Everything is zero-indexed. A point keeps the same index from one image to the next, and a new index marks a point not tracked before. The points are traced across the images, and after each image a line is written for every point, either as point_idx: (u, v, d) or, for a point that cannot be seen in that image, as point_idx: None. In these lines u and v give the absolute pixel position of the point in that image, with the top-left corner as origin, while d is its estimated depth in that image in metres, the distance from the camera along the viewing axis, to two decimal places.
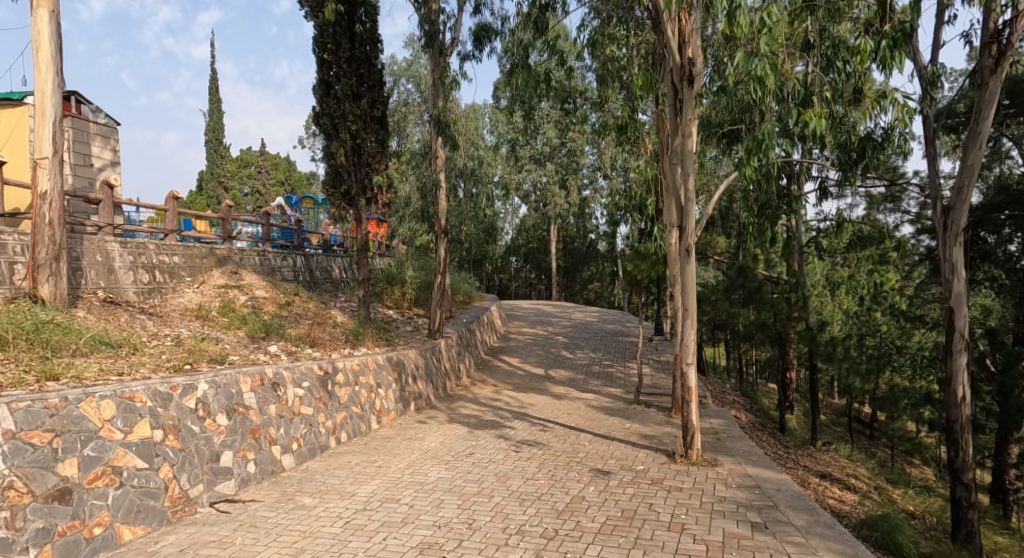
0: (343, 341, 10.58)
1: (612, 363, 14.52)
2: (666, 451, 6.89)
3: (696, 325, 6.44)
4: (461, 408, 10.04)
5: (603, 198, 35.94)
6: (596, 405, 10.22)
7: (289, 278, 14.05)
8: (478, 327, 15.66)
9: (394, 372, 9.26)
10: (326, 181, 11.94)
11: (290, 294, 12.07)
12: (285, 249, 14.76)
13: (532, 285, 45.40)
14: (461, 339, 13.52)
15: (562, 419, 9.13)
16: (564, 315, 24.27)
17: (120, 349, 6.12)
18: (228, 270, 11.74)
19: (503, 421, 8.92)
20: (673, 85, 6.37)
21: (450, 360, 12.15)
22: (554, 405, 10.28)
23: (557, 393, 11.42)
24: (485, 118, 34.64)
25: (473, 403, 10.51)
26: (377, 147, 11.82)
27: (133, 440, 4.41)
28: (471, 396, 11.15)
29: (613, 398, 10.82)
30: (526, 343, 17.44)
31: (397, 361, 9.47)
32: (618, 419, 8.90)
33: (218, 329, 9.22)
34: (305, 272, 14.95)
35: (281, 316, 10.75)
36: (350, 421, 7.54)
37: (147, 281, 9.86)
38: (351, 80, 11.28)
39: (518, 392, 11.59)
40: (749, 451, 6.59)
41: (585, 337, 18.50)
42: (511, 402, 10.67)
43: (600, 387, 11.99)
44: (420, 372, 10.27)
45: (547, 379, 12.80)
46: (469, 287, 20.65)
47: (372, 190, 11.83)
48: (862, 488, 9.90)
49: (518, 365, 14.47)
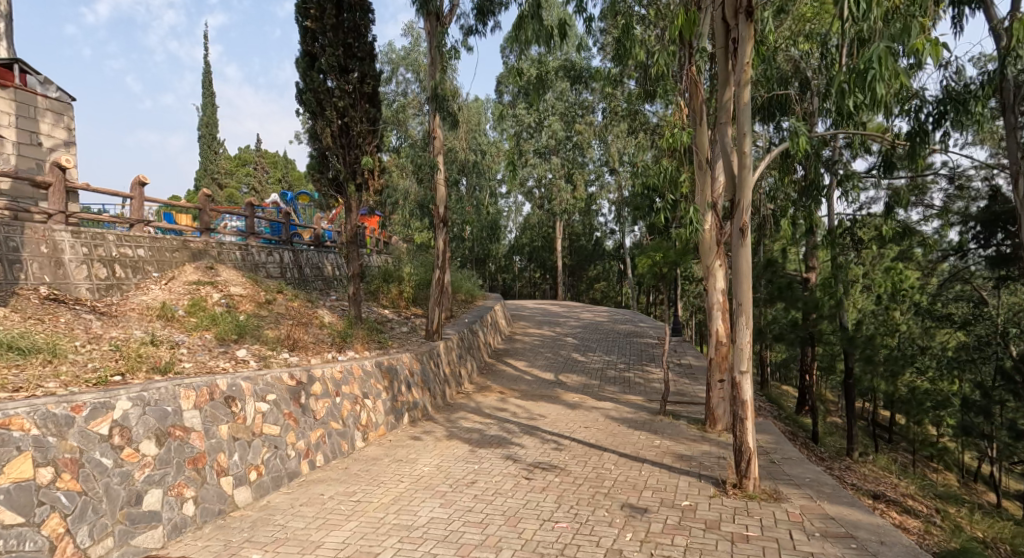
0: (328, 344, 9.36)
1: (629, 367, 13.29)
2: (711, 479, 5.67)
3: (752, 323, 5.28)
4: (462, 420, 8.81)
5: (611, 193, 34.74)
6: (617, 417, 8.98)
7: (274, 275, 12.83)
8: (481, 328, 14.45)
9: (385, 380, 8.04)
10: (314, 166, 10.77)
11: (272, 292, 10.84)
12: (273, 244, 13.53)
13: (537, 285, 44.20)
14: (462, 341, 12.32)
15: (578, 434, 7.90)
16: (571, 315, 23.02)
17: (33, 356, 4.90)
18: (204, 265, 10.49)
19: (510, 437, 7.70)
20: (725, 22, 5.25)
21: (450, 365, 10.95)
22: (567, 417, 9.04)
23: (570, 401, 10.20)
24: (488, 112, 33.55)
25: (475, 414, 9.28)
26: (368, 128, 10.63)
27: (3, 485, 3.29)
28: (473, 405, 9.93)
29: (634, 407, 9.61)
30: (533, 345, 16.20)
31: (389, 368, 8.27)
32: (645, 436, 7.71)
33: (182, 332, 7.97)
34: (293, 268, 13.72)
35: (260, 316, 9.51)
36: (329, 440, 6.33)
37: (105, 276, 8.61)
38: (338, 50, 10.07)
39: (526, 401, 10.35)
40: (816, 479, 5.40)
41: (596, 338, 17.24)
42: (519, 412, 9.44)
43: (618, 395, 10.76)
44: (415, 379, 9.05)
45: (558, 385, 11.58)
46: (471, 286, 19.40)
47: (363, 174, 10.63)
48: (922, 512, 8.86)
49: (525, 369, 13.26)
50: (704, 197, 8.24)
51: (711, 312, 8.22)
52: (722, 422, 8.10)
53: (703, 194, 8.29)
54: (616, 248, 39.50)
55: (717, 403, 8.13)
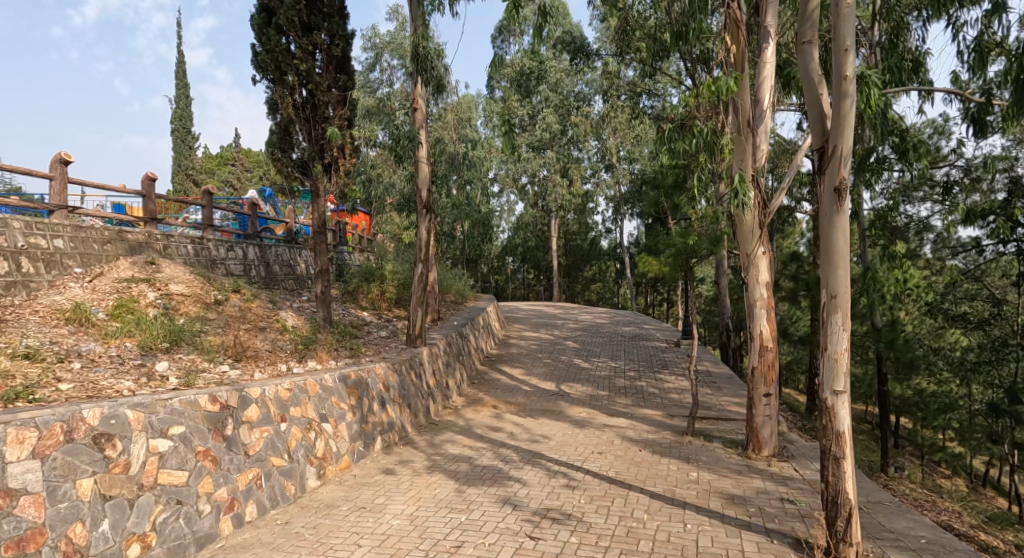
0: (287, 353, 7.74)
1: (639, 376, 11.77)
2: (787, 538, 4.19)
3: (852, 324, 3.79)
4: (447, 444, 7.24)
5: (607, 190, 33.44)
6: (638, 439, 7.44)
7: (237, 273, 11.14)
8: (471, 332, 12.90)
9: (352, 398, 6.45)
10: (274, 143, 9.13)
11: (226, 291, 9.13)
12: (236, 238, 11.84)
13: (531, 287, 42.77)
14: (450, 347, 10.79)
15: (593, 464, 6.37)
16: (569, 317, 21.52)
17: None
18: (143, 259, 8.73)
19: (508, 468, 6.17)
20: None
21: (435, 376, 9.41)
22: (576, 440, 7.48)
23: (577, 418, 8.65)
24: (479, 108, 32.13)
25: (464, 435, 7.71)
26: (338, 97, 9.03)
27: None
28: (462, 424, 8.37)
29: (654, 425, 8.08)
30: (531, 350, 14.61)
31: (357, 381, 6.68)
32: (677, 467, 6.19)
33: (94, 341, 6.27)
34: (260, 266, 12.01)
35: (205, 320, 7.75)
36: (268, 484, 4.75)
37: (6, 272, 6.95)
38: (300, 3, 8.47)
39: (525, 418, 8.79)
40: (937, 544, 3.95)
41: (598, 343, 15.69)
42: (517, 432, 7.90)
43: (631, 408, 9.22)
44: (391, 395, 7.48)
45: (561, 397, 10.04)
46: (461, 286, 17.78)
47: (331, 152, 9.07)
48: (1001, 550, 7.50)
49: (522, 378, 11.69)
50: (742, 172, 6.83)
51: (755, 310, 6.83)
52: (768, 447, 6.68)
53: (743, 163, 6.87)
54: (613, 248, 38.15)
55: (762, 422, 6.70)
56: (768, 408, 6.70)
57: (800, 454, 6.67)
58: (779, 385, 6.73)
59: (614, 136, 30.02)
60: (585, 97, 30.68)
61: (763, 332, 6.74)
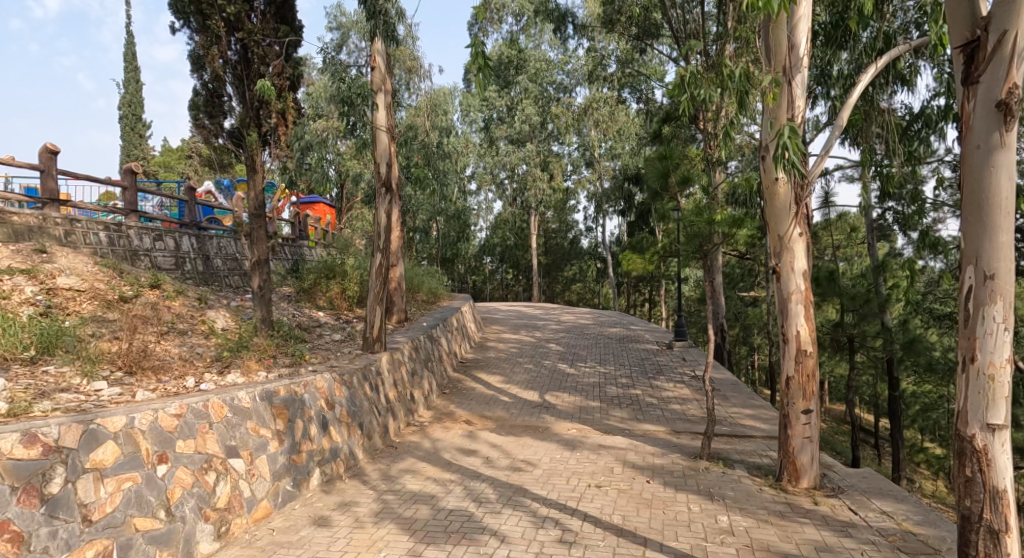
0: (204, 363, 6.18)
1: (633, 383, 10.43)
2: None
3: (1013, 320, 3.22)
4: (406, 476, 5.78)
5: (589, 185, 32.22)
6: (644, 467, 6.04)
7: (166, 267, 9.50)
8: (443, 334, 11.43)
9: (278, 422, 4.96)
10: (199, 106, 7.45)
11: (140, 285, 7.48)
12: (169, 226, 10.17)
13: (509, 287, 41.35)
14: (417, 352, 9.32)
15: (592, 504, 4.97)
16: (551, 318, 20.13)
17: None
18: (32, 247, 7.11)
19: (483, 512, 4.75)
20: None
21: (397, 387, 7.92)
22: (567, 468, 6.07)
23: (566, 438, 7.24)
24: (455, 100, 30.74)
25: (430, 463, 6.24)
26: (276, 50, 7.45)
27: None
28: (428, 447, 6.90)
29: (660, 447, 6.69)
30: (510, 354, 13.20)
31: (287, 397, 5.19)
32: (699, 508, 4.83)
33: None
34: (197, 258, 10.34)
35: (100, 320, 6.14)
36: None
37: None
38: None
39: (504, 436, 7.36)
40: None
41: (585, 345, 14.33)
42: (495, 457, 6.47)
43: (628, 425, 7.84)
44: (337, 414, 6.00)
45: (544, 410, 8.63)
46: (433, 284, 16.30)
47: (269, 118, 7.51)
48: None
49: (501, 387, 10.25)
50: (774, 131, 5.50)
51: (789, 306, 5.49)
52: (807, 478, 5.32)
53: (778, 120, 5.46)
54: (594, 247, 36.99)
55: (800, 445, 5.36)
56: (808, 428, 5.35)
57: (848, 486, 5.32)
58: (820, 399, 5.40)
59: (596, 130, 28.85)
60: (565, 88, 29.44)
61: (801, 334, 5.42)
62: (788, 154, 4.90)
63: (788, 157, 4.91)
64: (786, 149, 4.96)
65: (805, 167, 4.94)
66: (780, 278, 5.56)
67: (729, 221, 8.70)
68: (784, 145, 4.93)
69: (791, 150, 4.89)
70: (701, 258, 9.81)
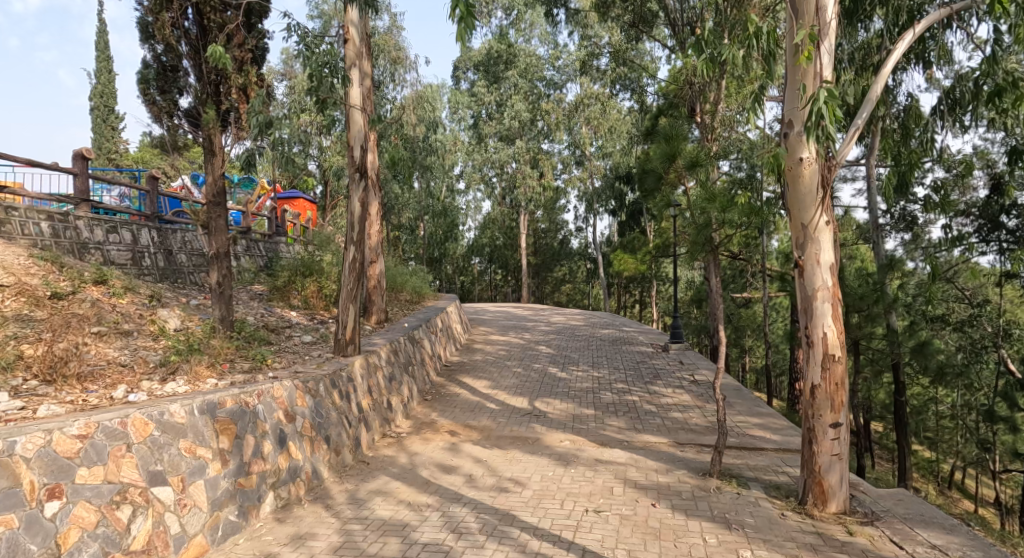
0: (146, 368, 5.42)
1: (630, 388, 9.75)
2: None
3: None
4: (376, 500, 5.04)
5: (579, 185, 31.64)
6: (648, 487, 5.32)
7: (121, 262, 8.69)
8: (425, 336, 10.69)
9: (223, 438, 4.23)
10: (149, 80, 6.65)
11: (82, 280, 6.68)
12: (127, 218, 9.34)
13: (497, 287, 40.56)
14: (396, 355, 8.58)
15: (590, 535, 4.26)
16: (540, 319, 19.43)
17: None
18: None
19: (463, 546, 4.03)
20: None
21: (372, 394, 7.17)
22: (561, 488, 5.34)
23: (558, 452, 6.52)
24: (443, 96, 30.04)
25: (405, 483, 5.50)
26: (237, 19, 6.68)
27: None
28: (405, 462, 6.15)
29: (664, 464, 5.98)
30: (498, 357, 12.46)
31: (235, 409, 4.46)
32: (714, 541, 4.15)
33: None
34: (159, 253, 9.54)
35: (24, 320, 5.37)
36: None
37: None
38: None
39: (489, 449, 6.64)
40: None
41: (577, 347, 13.64)
42: (479, 475, 5.74)
43: (626, 436, 7.13)
44: (298, 427, 5.25)
45: (534, 419, 7.90)
46: (416, 283, 15.54)
47: (229, 95, 6.74)
48: None
49: (487, 393, 9.51)
50: (803, 100, 4.75)
51: (814, 305, 4.81)
52: (836, 501, 4.65)
53: (807, 89, 4.75)
54: (584, 247, 36.37)
55: (827, 464, 4.67)
56: (836, 444, 4.67)
57: (883, 512, 4.64)
58: (850, 411, 4.72)
59: (586, 127, 28.26)
60: (555, 84, 28.88)
61: (828, 337, 4.75)
62: (825, 122, 4.36)
63: (824, 126, 4.38)
64: (821, 117, 4.41)
65: (843, 138, 4.42)
66: (805, 273, 4.86)
67: (740, 209, 7.90)
68: (819, 111, 4.37)
69: (828, 116, 4.36)
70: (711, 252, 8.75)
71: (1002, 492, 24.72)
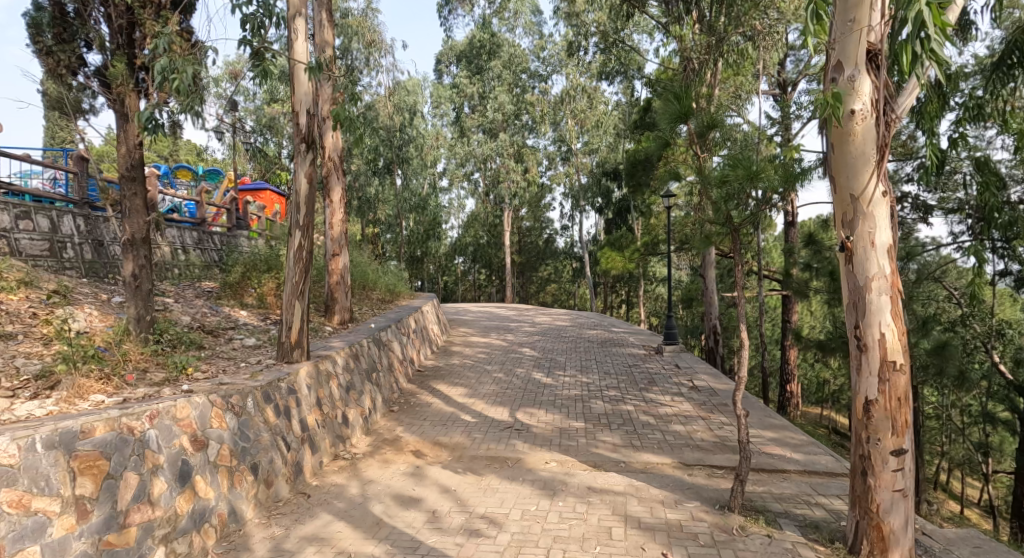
0: (13, 380, 4.25)
1: (622, 396, 8.71)
2: None
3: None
4: (307, 552, 3.94)
5: (565, 181, 30.70)
6: (655, 529, 4.25)
7: (35, 252, 7.48)
8: (394, 338, 9.55)
9: (84, 479, 3.20)
10: (43, 25, 5.48)
11: None
12: (48, 204, 8.13)
13: (481, 287, 39.48)
14: (355, 361, 7.43)
15: None
16: (524, 319, 18.39)
17: None
18: None
19: None
20: None
21: (322, 409, 6.02)
22: (545, 530, 4.27)
23: (542, 477, 5.42)
24: (425, 90, 28.98)
25: (349, 525, 4.39)
26: None
27: None
28: (354, 494, 5.02)
29: (671, 495, 4.91)
30: (477, 360, 11.34)
31: (109, 437, 3.39)
32: None
33: None
34: (87, 243, 8.34)
35: None
36: None
37: None
38: None
39: (460, 473, 5.56)
40: None
41: (563, 349, 12.59)
42: (444, 512, 4.65)
43: (623, 455, 6.05)
44: (210, 456, 4.13)
45: (514, 434, 6.79)
46: (390, 280, 14.37)
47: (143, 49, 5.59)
48: None
49: (462, 402, 8.38)
50: (861, 32, 3.67)
51: (867, 299, 3.77)
52: (898, 550, 3.62)
53: (860, 24, 3.68)
54: (570, 246, 35.38)
55: (889, 504, 3.63)
56: (899, 477, 3.62)
57: None
58: (915, 434, 3.68)
59: (573, 121, 27.38)
60: (539, 76, 27.92)
61: (886, 339, 3.70)
62: (928, 34, 3.09)
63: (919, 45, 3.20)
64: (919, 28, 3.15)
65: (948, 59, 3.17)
66: (864, 258, 3.79)
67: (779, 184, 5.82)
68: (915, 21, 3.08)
69: (930, 26, 3.06)
70: (733, 234, 6.73)
71: (993, 495, 24.17)
